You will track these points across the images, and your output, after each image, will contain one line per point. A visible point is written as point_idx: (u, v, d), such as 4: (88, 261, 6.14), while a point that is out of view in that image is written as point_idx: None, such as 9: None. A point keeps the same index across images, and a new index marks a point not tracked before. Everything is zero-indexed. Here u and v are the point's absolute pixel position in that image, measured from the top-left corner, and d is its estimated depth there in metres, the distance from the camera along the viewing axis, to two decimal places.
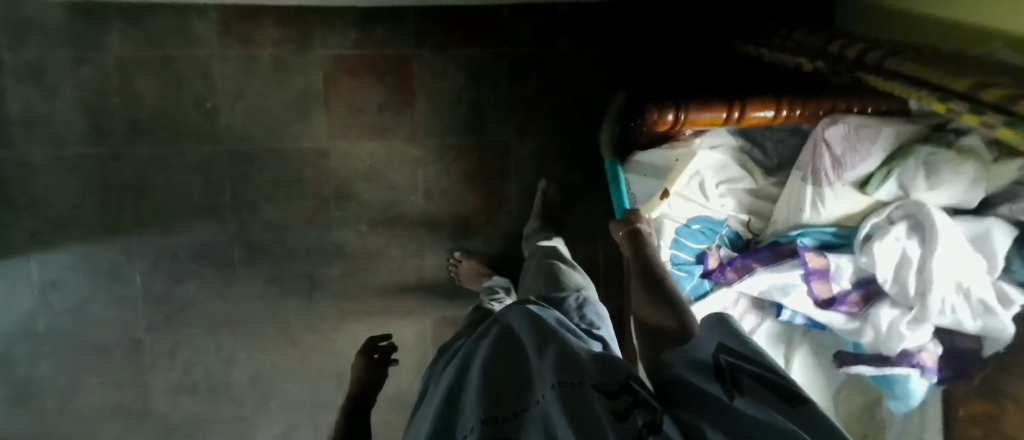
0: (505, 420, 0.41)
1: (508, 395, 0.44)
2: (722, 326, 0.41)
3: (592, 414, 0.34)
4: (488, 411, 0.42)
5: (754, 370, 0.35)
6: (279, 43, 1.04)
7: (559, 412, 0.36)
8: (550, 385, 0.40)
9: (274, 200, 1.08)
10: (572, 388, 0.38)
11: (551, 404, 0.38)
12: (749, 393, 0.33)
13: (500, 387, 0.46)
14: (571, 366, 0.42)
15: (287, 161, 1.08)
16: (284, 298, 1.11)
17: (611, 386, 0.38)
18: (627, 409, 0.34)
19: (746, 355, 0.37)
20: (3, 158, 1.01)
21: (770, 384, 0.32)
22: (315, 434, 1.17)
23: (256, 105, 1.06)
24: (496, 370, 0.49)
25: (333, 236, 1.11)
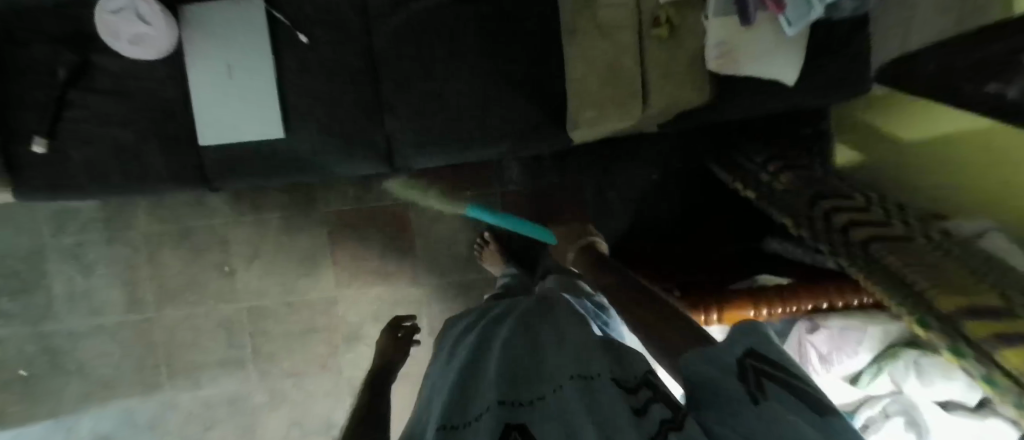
0: (518, 407, 0.36)
1: (523, 383, 0.40)
2: (745, 329, 0.36)
3: (612, 408, 0.32)
4: (508, 395, 0.38)
5: (790, 379, 0.30)
6: (285, 205, 1.11)
7: (578, 403, 0.33)
8: (565, 374, 0.38)
9: (289, 349, 1.15)
10: (586, 383, 0.36)
11: (567, 395, 0.35)
12: (778, 399, 0.28)
13: (515, 379, 0.40)
14: (584, 354, 0.40)
15: (298, 311, 1.14)
16: (306, 437, 1.17)
17: (629, 380, 0.36)
18: (643, 406, 0.32)
19: (777, 361, 0.32)
20: (53, 331, 1.12)
21: (808, 397, 0.28)
22: None
23: (267, 263, 1.13)
24: (511, 353, 0.45)
25: (346, 377, 1.16)
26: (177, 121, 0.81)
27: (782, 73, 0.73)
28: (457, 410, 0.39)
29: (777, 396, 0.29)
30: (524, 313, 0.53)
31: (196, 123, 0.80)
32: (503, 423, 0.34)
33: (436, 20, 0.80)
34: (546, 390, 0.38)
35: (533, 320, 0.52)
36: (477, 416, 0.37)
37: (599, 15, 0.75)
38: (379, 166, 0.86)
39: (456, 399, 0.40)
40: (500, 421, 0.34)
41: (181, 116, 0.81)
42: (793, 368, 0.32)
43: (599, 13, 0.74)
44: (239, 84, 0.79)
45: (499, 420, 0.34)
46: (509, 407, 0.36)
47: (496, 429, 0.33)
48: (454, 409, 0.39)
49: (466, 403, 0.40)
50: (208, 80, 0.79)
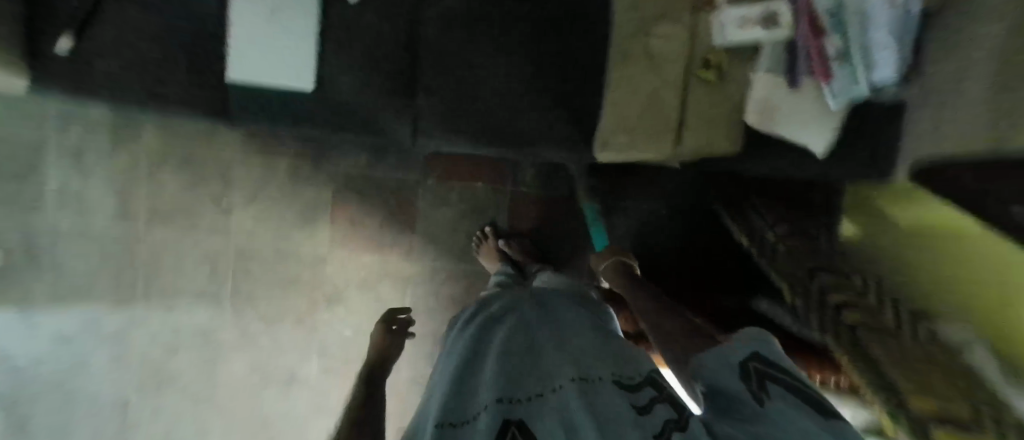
0: (517, 403, 0.43)
1: (521, 379, 0.46)
2: (749, 334, 0.40)
3: (616, 410, 0.37)
4: (505, 393, 0.43)
5: (781, 384, 0.35)
6: (298, 154, 1.11)
7: (578, 403, 0.38)
8: (565, 374, 0.43)
9: (269, 295, 1.15)
10: (586, 385, 0.41)
11: (566, 395, 0.40)
12: (774, 408, 0.33)
13: (514, 376, 0.46)
14: (584, 356, 0.45)
15: (286, 261, 1.14)
16: (265, 384, 1.17)
17: (633, 380, 0.42)
18: (648, 404, 0.39)
19: (769, 368, 0.36)
20: (37, 225, 1.11)
21: (809, 399, 0.33)
22: None
23: (266, 206, 1.12)
24: (511, 349, 0.50)
25: (318, 336, 1.16)
26: (215, 48, 0.80)
27: (812, 140, 0.72)
28: (460, 408, 0.45)
29: (781, 398, 0.34)
30: (524, 311, 0.59)
31: (230, 52, 0.79)
32: (501, 419, 0.40)
33: (492, 16, 0.82)
34: (544, 388, 0.43)
35: (531, 315, 0.57)
36: (477, 413, 0.43)
37: (652, 47, 0.75)
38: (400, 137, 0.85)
39: (459, 394, 0.47)
40: (497, 418, 0.40)
41: (219, 44, 0.80)
42: (792, 370, 0.36)
43: (651, 45, 0.75)
44: (280, 27, 0.78)
45: (497, 416, 0.40)
46: (506, 405, 0.42)
47: (494, 427, 0.39)
48: (454, 407, 0.46)
49: (466, 399, 0.47)
50: (252, 13, 0.78)
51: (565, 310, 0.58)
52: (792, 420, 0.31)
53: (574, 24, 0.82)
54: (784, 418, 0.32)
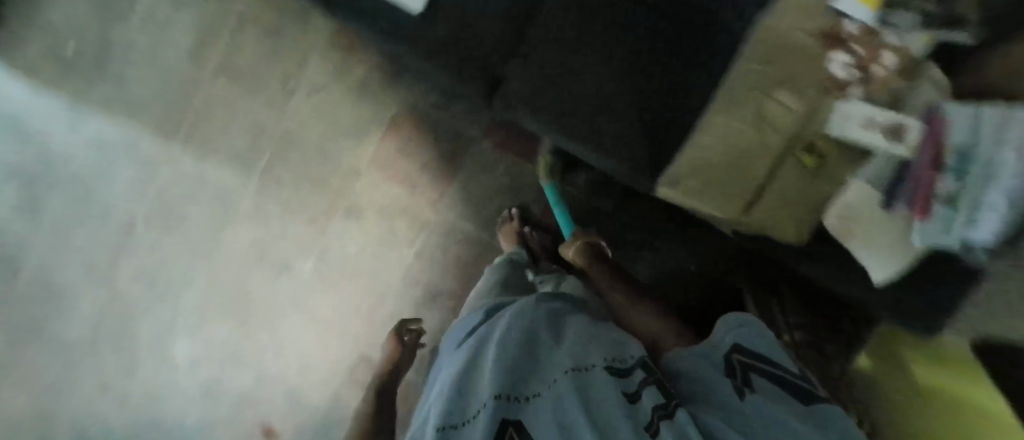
0: (515, 400, 0.45)
1: (518, 376, 0.48)
2: (735, 322, 0.56)
3: (608, 402, 0.41)
4: (507, 387, 0.46)
5: (769, 373, 0.50)
6: (374, 66, 1.11)
7: (569, 397, 0.42)
8: (562, 368, 0.47)
9: (295, 186, 1.16)
10: (578, 380, 0.44)
11: (560, 391, 0.43)
12: (765, 392, 0.47)
13: (509, 371, 0.48)
14: (581, 349, 0.50)
15: (323, 161, 1.15)
16: (259, 264, 1.19)
17: (625, 365, 0.49)
18: (637, 392, 0.44)
19: (758, 360, 0.52)
20: (117, 32, 1.13)
21: (783, 382, 0.49)
22: (216, 380, 1.24)
23: (325, 103, 1.13)
24: (507, 340, 0.53)
25: (323, 241, 1.18)
26: None
27: (875, 272, 0.70)
28: (458, 406, 0.48)
29: (766, 383, 0.48)
30: (524, 308, 0.61)
31: None
32: (499, 417, 0.43)
33: (616, 8, 0.76)
34: (541, 387, 0.46)
35: (530, 307, 0.60)
36: (475, 412, 0.46)
37: (767, 111, 0.69)
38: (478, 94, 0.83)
39: (459, 392, 0.50)
40: (498, 416, 0.43)
41: None
42: (766, 358, 0.52)
43: (767, 107, 0.69)
44: None
45: (497, 413, 0.43)
46: (507, 400, 0.45)
47: (494, 423, 0.42)
48: (455, 403, 0.48)
49: (467, 395, 0.49)
50: None
51: (561, 304, 0.64)
52: (786, 401, 0.46)
53: (700, 45, 0.74)
54: (777, 399, 0.45)
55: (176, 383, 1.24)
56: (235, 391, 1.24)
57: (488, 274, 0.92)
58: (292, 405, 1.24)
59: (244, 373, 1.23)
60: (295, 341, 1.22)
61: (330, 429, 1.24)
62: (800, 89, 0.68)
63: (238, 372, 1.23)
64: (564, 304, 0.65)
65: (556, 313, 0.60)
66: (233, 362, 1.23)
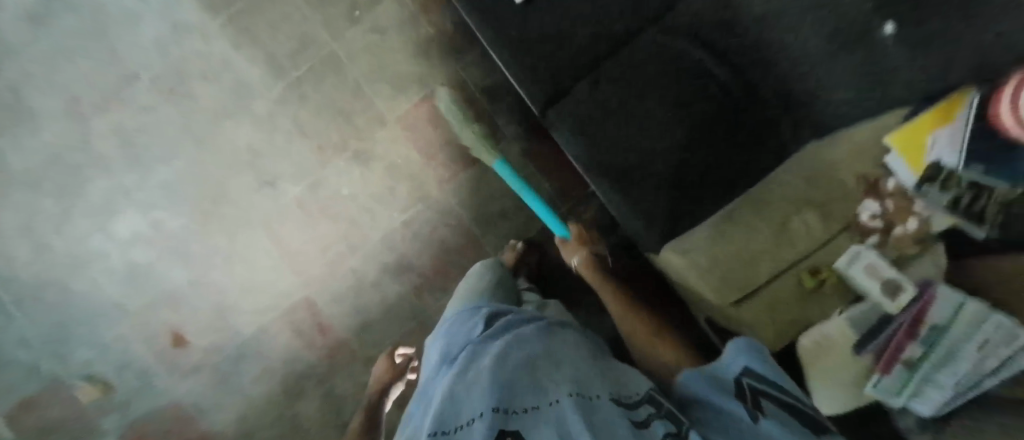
0: (511, 412, 0.45)
1: (515, 390, 0.49)
2: (744, 349, 0.53)
3: (613, 423, 0.42)
4: (502, 403, 0.46)
5: (776, 396, 0.47)
6: (443, 34, 1.13)
7: (571, 412, 0.43)
8: (563, 391, 0.48)
9: (317, 109, 1.13)
10: (582, 400, 0.46)
11: (561, 407, 0.45)
12: (772, 412, 0.44)
13: (504, 386, 0.49)
14: (581, 380, 0.51)
15: (355, 98, 1.13)
16: (248, 168, 1.15)
17: (632, 399, 0.50)
18: (645, 420, 0.45)
19: (767, 383, 0.49)
20: None
21: (796, 409, 0.45)
22: (149, 265, 1.16)
23: (382, 47, 1.13)
24: (504, 362, 0.54)
25: (321, 172, 1.14)
26: None
27: (825, 396, 0.71)
28: (449, 414, 0.47)
29: (773, 407, 0.45)
30: (517, 335, 0.64)
31: None
32: (499, 427, 0.43)
33: (694, 73, 0.79)
34: (541, 403, 0.47)
35: (529, 339, 0.62)
36: (470, 419, 0.45)
37: (791, 222, 0.77)
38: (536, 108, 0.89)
39: (449, 404, 0.48)
40: (498, 427, 0.43)
41: None
42: (777, 384, 0.49)
43: (793, 221, 0.77)
44: None
45: (497, 423, 0.43)
46: (502, 414, 0.45)
47: (494, 430, 0.42)
48: (444, 416, 0.47)
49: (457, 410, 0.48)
50: None
51: (556, 332, 0.67)
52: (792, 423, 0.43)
53: (754, 139, 0.79)
54: (786, 420, 0.43)
55: (106, 253, 1.15)
56: (163, 283, 1.16)
57: (471, 269, 0.95)
58: (216, 319, 1.16)
59: (182, 268, 1.16)
60: (248, 258, 1.16)
61: (244, 358, 1.17)
62: (829, 216, 0.76)
63: (175, 266, 1.16)
64: (557, 331, 0.69)
65: (551, 343, 0.63)
66: (176, 254, 1.16)
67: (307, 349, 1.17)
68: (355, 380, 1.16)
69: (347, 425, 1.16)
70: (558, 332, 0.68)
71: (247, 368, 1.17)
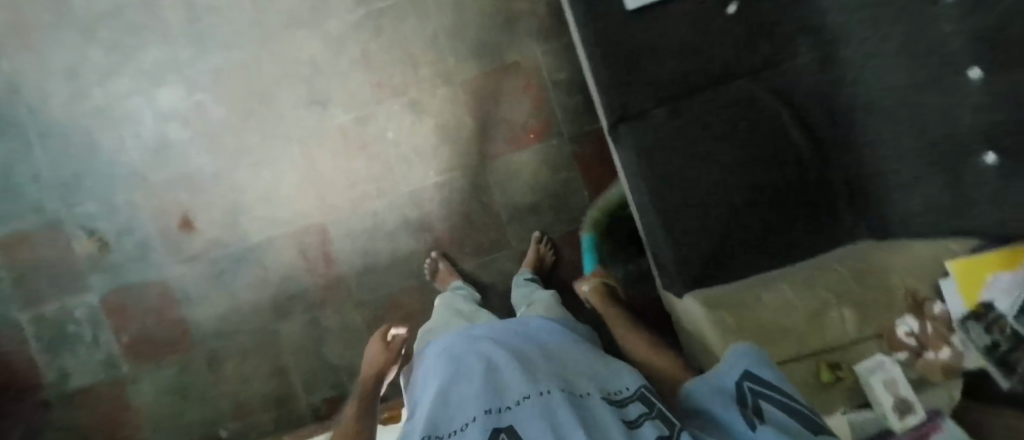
0: (505, 412, 0.49)
1: (503, 392, 0.53)
2: (741, 357, 0.52)
3: (602, 420, 0.45)
4: (494, 406, 0.50)
5: (778, 397, 0.46)
6: (535, 10, 1.09)
7: (561, 409, 0.46)
8: (554, 388, 0.51)
9: (389, 46, 1.11)
10: (571, 398, 0.49)
11: (550, 403, 0.48)
12: (771, 416, 0.44)
13: (493, 393, 0.53)
14: (570, 380, 0.55)
15: (429, 47, 1.11)
16: (302, 81, 1.12)
17: (620, 398, 0.53)
18: (636, 418, 0.47)
19: (770, 386, 0.48)
20: None
21: (792, 410, 0.44)
22: (178, 144, 1.14)
23: (471, 6, 1.10)
24: (491, 369, 0.59)
25: (373, 108, 1.12)
26: None
27: None
28: (443, 422, 0.51)
29: (772, 412, 0.44)
30: (504, 340, 0.69)
31: None
32: (492, 427, 0.46)
33: (770, 138, 0.78)
34: (532, 401, 0.50)
35: (516, 346, 0.68)
36: (464, 423, 0.49)
37: (828, 315, 0.78)
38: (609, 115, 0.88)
39: (440, 412, 0.53)
40: (489, 426, 0.46)
41: None
42: (775, 388, 0.47)
43: (830, 313, 0.78)
44: None
45: (491, 425, 0.46)
46: (494, 416, 0.49)
47: (487, 430, 0.46)
48: (438, 422, 0.51)
49: (450, 418, 0.52)
50: None
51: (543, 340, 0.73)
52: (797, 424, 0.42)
53: (805, 221, 0.79)
54: (787, 427, 0.41)
55: (141, 118, 1.14)
56: (186, 165, 1.14)
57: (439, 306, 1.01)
58: (227, 216, 1.15)
59: (208, 157, 1.14)
60: (275, 168, 1.14)
61: (242, 262, 1.16)
62: (864, 316, 0.76)
63: (203, 152, 1.14)
64: (546, 337, 0.74)
65: (542, 350, 0.68)
66: (207, 140, 1.14)
67: (305, 273, 1.16)
68: (342, 316, 1.16)
69: (322, 357, 1.17)
70: (549, 339, 0.74)
71: (243, 272, 1.16)
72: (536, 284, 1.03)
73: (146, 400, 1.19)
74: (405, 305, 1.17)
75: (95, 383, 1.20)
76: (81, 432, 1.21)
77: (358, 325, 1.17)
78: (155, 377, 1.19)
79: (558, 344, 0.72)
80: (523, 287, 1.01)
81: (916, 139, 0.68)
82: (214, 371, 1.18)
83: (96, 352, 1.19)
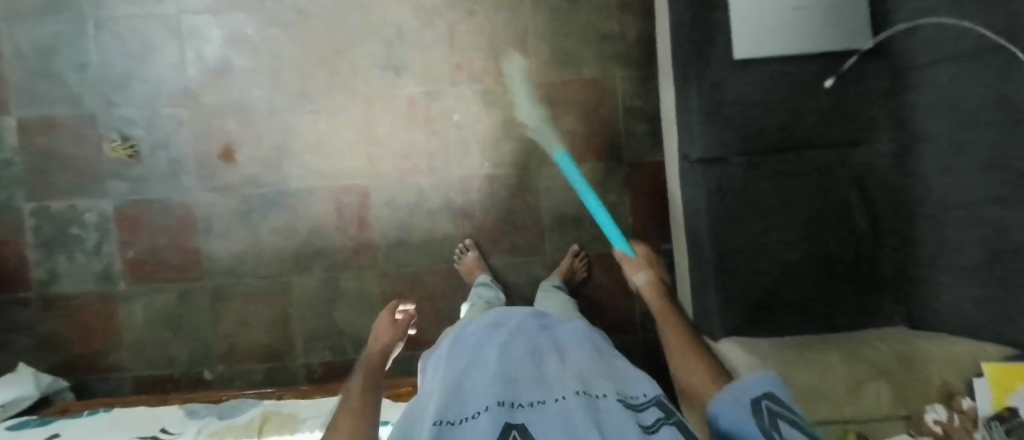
0: (518, 407, 0.46)
1: (519, 387, 0.50)
2: (762, 379, 0.45)
3: (617, 422, 0.43)
4: (506, 398, 0.47)
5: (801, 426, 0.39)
6: (625, 35, 1.12)
7: (579, 408, 0.44)
8: (569, 387, 0.49)
9: (475, 31, 1.12)
10: (588, 399, 0.47)
11: (569, 400, 0.46)
12: None
13: (508, 387, 0.50)
14: (587, 377, 0.52)
15: (514, 43, 1.12)
16: (382, 42, 1.12)
17: (638, 403, 0.49)
18: (652, 424, 0.44)
19: (792, 410, 0.41)
20: None
21: None
22: (238, 71, 1.11)
23: (564, 14, 1.12)
24: (508, 361, 0.56)
25: (445, 87, 1.13)
26: None
27: None
28: (452, 408, 0.48)
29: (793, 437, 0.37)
30: (521, 331, 0.66)
31: None
32: (504, 420, 0.43)
33: (834, 212, 0.84)
34: (549, 399, 0.47)
35: (534, 338, 0.65)
36: (475, 412, 0.46)
37: None
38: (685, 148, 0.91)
39: (451, 400, 0.49)
40: (501, 418, 0.43)
41: None
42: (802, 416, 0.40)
43: None
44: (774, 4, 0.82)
45: (504, 418, 0.43)
46: (507, 408, 0.46)
47: (499, 422, 0.43)
48: (447, 410, 0.47)
49: (460, 406, 0.49)
50: None
51: (558, 334, 0.69)
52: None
53: (846, 293, 0.85)
54: None
55: (208, 36, 1.11)
56: (242, 94, 1.11)
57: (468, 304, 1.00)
58: (269, 156, 1.12)
59: (266, 92, 1.12)
60: (332, 120, 1.12)
61: (273, 205, 1.13)
62: (900, 397, 0.73)
63: (263, 87, 1.11)
64: (561, 330, 0.71)
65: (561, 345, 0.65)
66: (270, 75, 1.11)
67: (335, 231, 1.13)
68: (362, 283, 1.14)
69: (330, 319, 1.14)
70: (565, 332, 0.71)
71: (271, 216, 1.13)
72: (562, 291, 1.03)
73: (134, 321, 1.14)
74: (427, 286, 1.15)
75: (84, 292, 1.14)
76: (55, 339, 1.14)
77: (375, 295, 1.14)
78: (151, 301, 1.14)
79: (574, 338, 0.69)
80: (548, 291, 1.00)
81: (978, 238, 0.69)
82: (215, 308, 1.14)
83: (96, 261, 1.13)
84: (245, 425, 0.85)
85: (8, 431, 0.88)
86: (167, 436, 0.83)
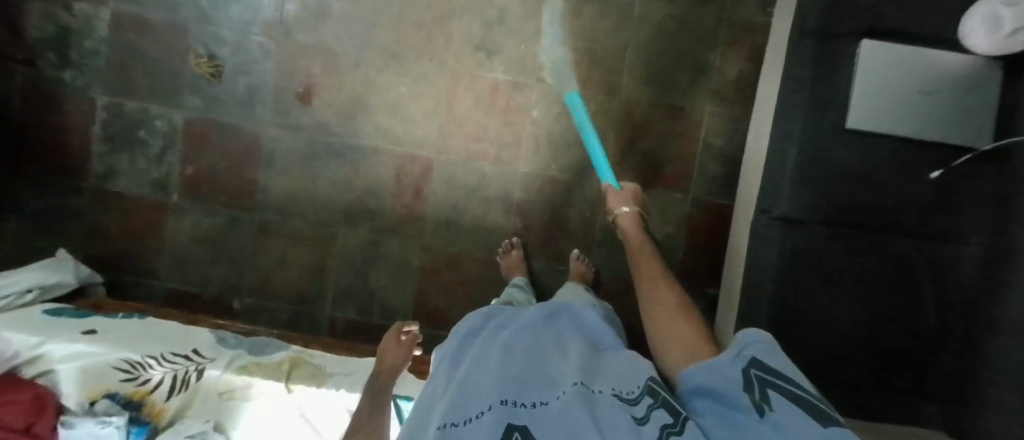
0: (521, 406, 0.43)
1: (520, 385, 0.47)
2: (748, 340, 0.44)
3: (614, 421, 0.38)
4: (510, 397, 0.45)
5: (787, 388, 0.38)
6: (725, 71, 1.10)
7: (578, 408, 0.40)
8: (569, 382, 0.45)
9: (577, 32, 1.10)
10: (587, 396, 0.43)
11: (569, 397, 0.42)
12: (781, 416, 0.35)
13: (511, 385, 0.47)
14: (587, 371, 0.48)
15: (612, 52, 1.10)
16: (482, 20, 1.10)
17: (633, 396, 0.44)
18: (645, 413, 0.40)
19: (780, 373, 0.40)
20: None
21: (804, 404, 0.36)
22: (336, 14, 1.10)
23: (669, 36, 1.10)
24: (510, 356, 0.53)
25: (533, 80, 1.11)
26: (904, 28, 0.79)
27: None
28: (458, 405, 0.46)
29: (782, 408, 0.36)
30: (526, 320, 0.63)
31: (893, 43, 0.79)
32: (505, 423, 0.41)
33: (887, 299, 0.82)
34: (550, 397, 0.44)
35: (538, 327, 0.61)
36: (479, 411, 0.44)
37: None
38: (766, 202, 0.90)
39: (457, 397, 0.47)
40: (503, 420, 0.41)
41: (908, 36, 0.79)
42: (783, 383, 0.39)
43: None
44: (887, 85, 0.79)
45: (507, 422, 0.41)
46: (511, 408, 0.43)
47: (500, 426, 0.40)
48: (454, 409, 0.46)
49: (465, 402, 0.46)
50: (902, 62, 0.79)
51: (564, 318, 0.65)
52: (804, 428, 0.33)
53: (874, 380, 0.83)
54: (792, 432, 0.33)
55: None
56: (334, 40, 1.11)
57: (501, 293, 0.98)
58: (346, 107, 1.12)
59: (358, 42, 1.11)
60: (415, 86, 1.12)
61: (337, 156, 1.13)
62: None
63: (355, 37, 1.11)
64: (564, 314, 0.67)
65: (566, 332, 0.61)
66: (364, 28, 1.11)
67: (391, 195, 1.13)
68: (403, 252, 1.14)
69: (366, 279, 1.14)
70: (572, 316, 0.67)
71: (333, 166, 1.13)
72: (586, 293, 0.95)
73: (179, 234, 1.15)
74: (467, 270, 1.15)
75: (138, 194, 1.15)
76: (101, 232, 1.16)
77: (413, 267, 1.14)
78: (198, 219, 1.15)
79: (579, 326, 0.65)
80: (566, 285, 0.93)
81: None
82: (257, 240, 1.15)
83: (155, 167, 1.14)
84: (277, 365, 0.89)
85: (46, 315, 0.89)
86: (201, 360, 0.87)
